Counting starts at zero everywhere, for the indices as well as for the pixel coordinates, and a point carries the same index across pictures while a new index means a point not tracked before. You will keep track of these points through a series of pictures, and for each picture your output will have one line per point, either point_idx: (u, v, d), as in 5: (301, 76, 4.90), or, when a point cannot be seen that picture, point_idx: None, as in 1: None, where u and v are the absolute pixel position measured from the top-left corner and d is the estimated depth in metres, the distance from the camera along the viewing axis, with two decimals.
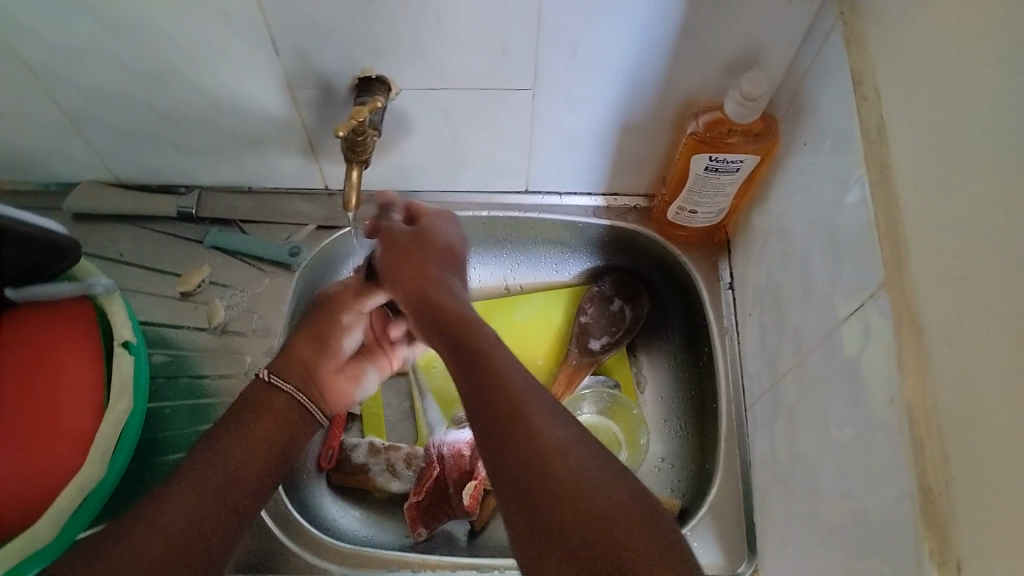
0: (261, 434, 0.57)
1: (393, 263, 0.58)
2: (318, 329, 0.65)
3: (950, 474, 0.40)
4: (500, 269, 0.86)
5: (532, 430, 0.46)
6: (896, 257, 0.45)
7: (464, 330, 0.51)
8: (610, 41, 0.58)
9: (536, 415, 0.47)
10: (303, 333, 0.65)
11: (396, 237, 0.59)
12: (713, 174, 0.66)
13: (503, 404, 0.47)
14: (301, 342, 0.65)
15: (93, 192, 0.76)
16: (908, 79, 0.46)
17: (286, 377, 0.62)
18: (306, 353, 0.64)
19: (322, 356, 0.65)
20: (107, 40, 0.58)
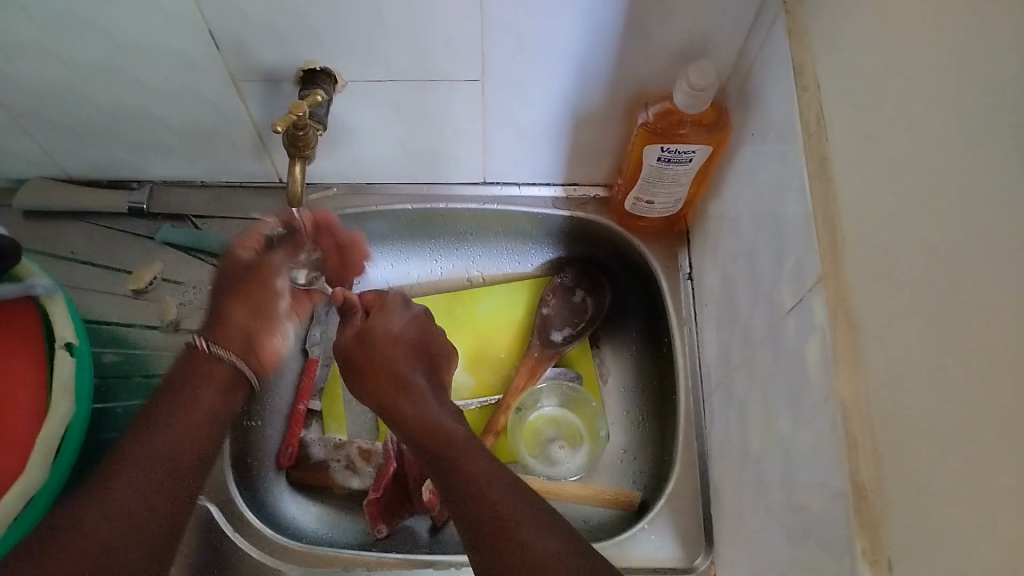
0: (204, 399, 0.57)
1: (357, 364, 0.65)
2: (250, 291, 0.61)
3: (882, 471, 0.40)
4: (461, 261, 0.85)
5: (517, 534, 0.48)
6: (834, 251, 0.45)
7: (441, 448, 0.56)
8: (556, 32, 0.57)
9: (521, 527, 0.48)
10: (238, 295, 0.61)
11: (346, 343, 0.66)
12: (666, 165, 0.65)
13: (484, 513, 0.50)
14: (239, 304, 0.61)
15: (41, 188, 0.74)
16: (848, 70, 0.45)
17: (225, 345, 0.59)
18: (242, 316, 0.61)
19: (260, 323, 0.61)
20: (42, 36, 0.57)
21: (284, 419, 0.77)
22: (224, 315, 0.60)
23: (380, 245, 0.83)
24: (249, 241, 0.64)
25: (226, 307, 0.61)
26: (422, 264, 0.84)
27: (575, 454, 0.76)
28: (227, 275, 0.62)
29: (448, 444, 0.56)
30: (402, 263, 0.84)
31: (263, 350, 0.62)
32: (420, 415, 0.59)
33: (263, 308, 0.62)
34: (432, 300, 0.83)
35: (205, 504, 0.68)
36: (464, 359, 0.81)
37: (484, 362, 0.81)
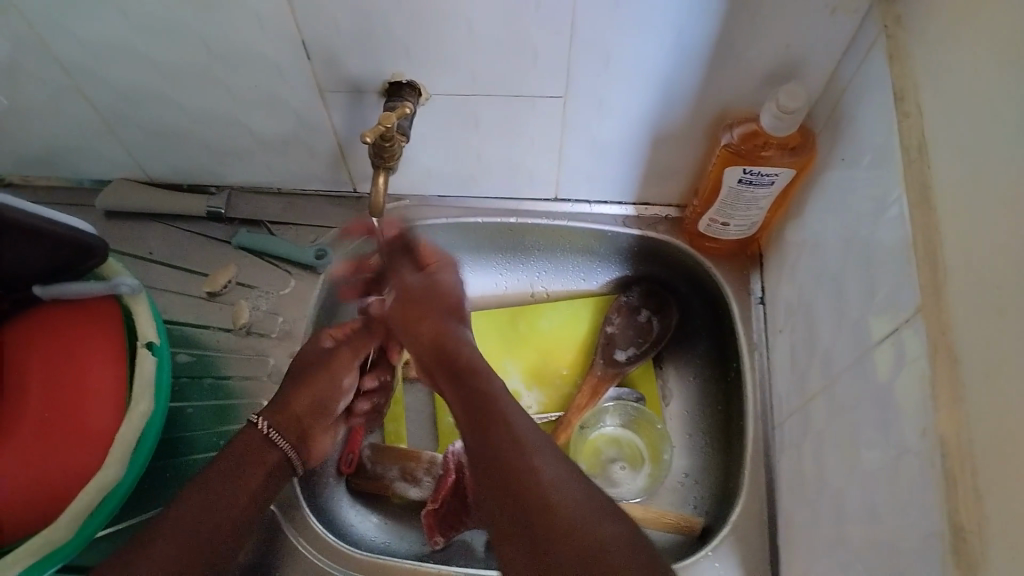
0: (252, 473, 0.59)
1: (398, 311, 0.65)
2: (318, 385, 0.65)
3: (981, 513, 0.39)
4: (527, 276, 0.85)
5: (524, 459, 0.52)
6: (934, 282, 0.44)
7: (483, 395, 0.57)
8: (643, 50, 0.57)
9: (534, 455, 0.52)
10: (305, 381, 0.65)
11: (411, 290, 0.65)
12: (747, 187, 0.64)
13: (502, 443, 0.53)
14: (297, 391, 0.65)
15: (124, 191, 0.76)
16: (955, 96, 0.44)
17: (283, 433, 0.62)
18: (303, 410, 0.64)
19: (316, 418, 0.65)
20: (139, 41, 0.58)
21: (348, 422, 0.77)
22: (289, 401, 0.64)
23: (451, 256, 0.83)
24: (337, 331, 0.68)
25: (290, 392, 0.65)
26: (488, 278, 0.85)
27: (637, 476, 0.75)
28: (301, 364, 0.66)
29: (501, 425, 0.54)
30: (470, 277, 0.85)
31: (314, 446, 0.65)
32: (470, 364, 0.59)
33: (325, 406, 0.66)
34: (498, 313, 0.83)
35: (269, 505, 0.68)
36: (527, 373, 0.81)
37: (546, 378, 0.81)
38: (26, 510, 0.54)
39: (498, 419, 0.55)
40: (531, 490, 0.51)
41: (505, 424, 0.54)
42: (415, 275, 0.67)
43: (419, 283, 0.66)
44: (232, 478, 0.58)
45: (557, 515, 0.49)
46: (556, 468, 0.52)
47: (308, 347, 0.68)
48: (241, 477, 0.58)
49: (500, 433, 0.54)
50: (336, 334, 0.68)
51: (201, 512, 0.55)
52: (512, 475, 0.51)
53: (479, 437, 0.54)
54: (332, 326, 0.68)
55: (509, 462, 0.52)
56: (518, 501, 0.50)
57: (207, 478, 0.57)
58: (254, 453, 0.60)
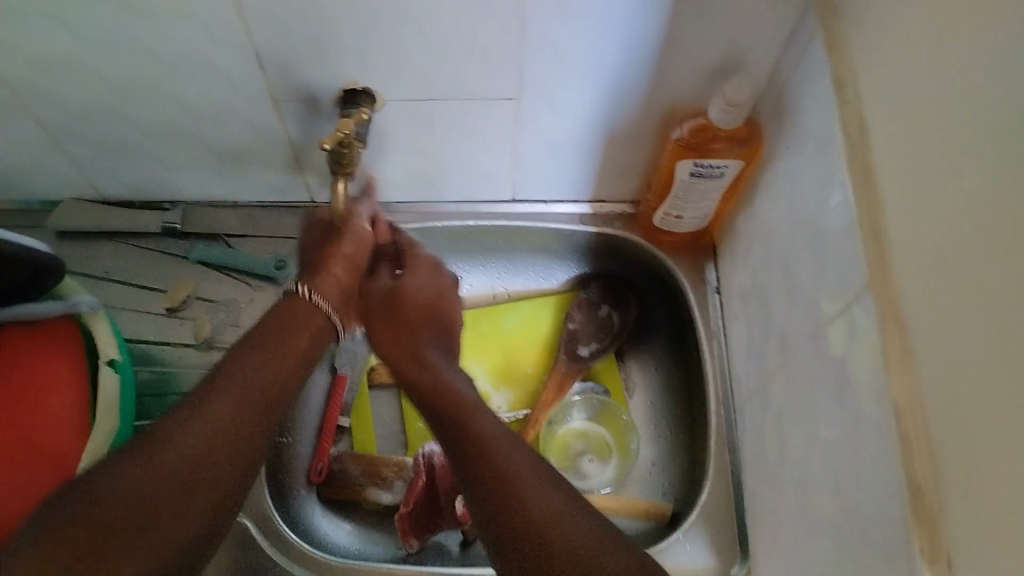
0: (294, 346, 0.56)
1: (383, 332, 0.65)
2: (346, 266, 0.62)
3: (936, 474, 0.41)
4: (487, 278, 0.85)
5: (518, 487, 0.48)
6: (881, 259, 0.46)
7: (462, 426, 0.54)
8: (594, 50, 0.58)
9: (526, 481, 0.49)
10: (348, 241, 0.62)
11: (374, 301, 0.65)
12: (699, 179, 0.66)
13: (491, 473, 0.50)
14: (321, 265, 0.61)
15: (77, 209, 0.75)
16: (890, 82, 0.47)
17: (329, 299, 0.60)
18: (342, 268, 0.62)
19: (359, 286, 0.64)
20: (86, 55, 0.57)
21: (314, 433, 0.77)
22: (330, 260, 0.61)
23: None
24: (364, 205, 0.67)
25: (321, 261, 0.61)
26: None
27: (605, 467, 0.77)
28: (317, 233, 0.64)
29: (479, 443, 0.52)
30: None
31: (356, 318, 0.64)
32: (435, 381, 0.59)
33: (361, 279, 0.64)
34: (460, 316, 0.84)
35: (242, 519, 0.68)
36: (491, 374, 0.81)
37: (511, 376, 0.81)
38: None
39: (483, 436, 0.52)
40: (526, 517, 0.47)
41: (487, 448, 0.51)
42: (388, 278, 0.66)
43: (383, 295, 0.65)
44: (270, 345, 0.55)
45: (555, 541, 0.45)
46: (553, 497, 0.48)
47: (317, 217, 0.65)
48: (279, 349, 0.55)
49: (478, 446, 0.52)
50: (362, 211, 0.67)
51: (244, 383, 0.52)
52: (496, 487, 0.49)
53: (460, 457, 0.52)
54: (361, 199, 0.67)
55: (500, 490, 0.49)
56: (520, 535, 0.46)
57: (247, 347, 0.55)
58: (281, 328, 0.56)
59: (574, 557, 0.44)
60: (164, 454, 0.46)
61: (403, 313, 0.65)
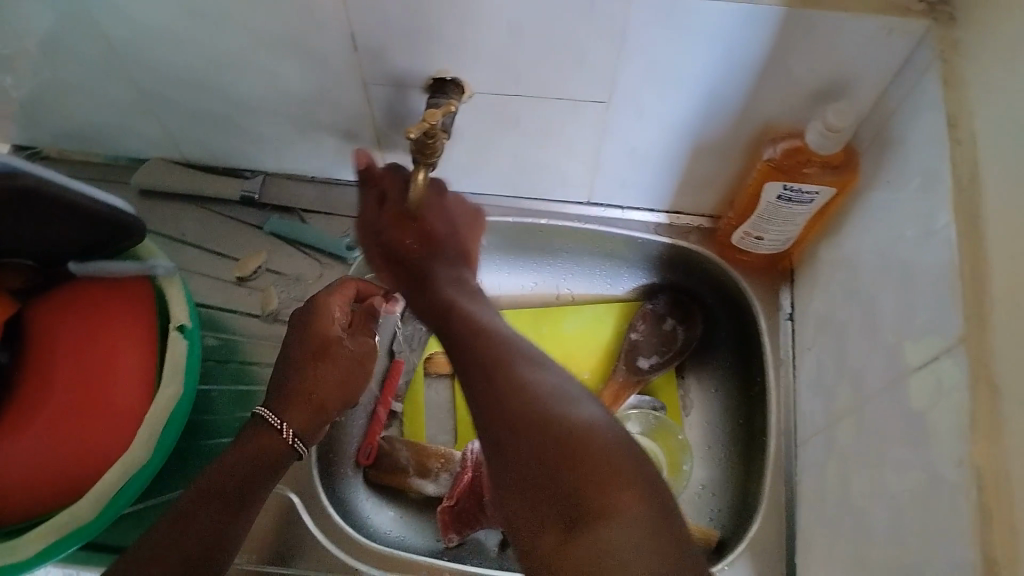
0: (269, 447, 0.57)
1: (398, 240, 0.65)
2: (334, 365, 0.60)
3: (1016, 551, 0.38)
4: (551, 278, 0.84)
5: (504, 360, 0.51)
6: (979, 313, 0.44)
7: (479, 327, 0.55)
8: (693, 62, 0.56)
9: (516, 360, 0.51)
10: (329, 369, 0.60)
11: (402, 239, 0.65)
12: (786, 204, 0.64)
13: (483, 351, 0.53)
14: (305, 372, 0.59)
15: (161, 170, 0.76)
16: (1009, 125, 0.44)
17: (295, 421, 0.58)
18: (323, 388, 0.59)
19: (336, 393, 0.60)
20: (187, 23, 0.58)
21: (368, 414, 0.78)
22: (308, 385, 0.59)
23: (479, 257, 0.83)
24: (341, 300, 0.63)
25: (301, 376, 0.59)
26: (517, 280, 0.85)
27: None
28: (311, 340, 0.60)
29: (488, 357, 0.52)
30: (498, 276, 0.84)
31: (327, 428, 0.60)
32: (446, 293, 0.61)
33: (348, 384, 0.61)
34: (519, 312, 0.83)
35: (288, 493, 0.68)
36: None
37: None
38: (53, 486, 0.55)
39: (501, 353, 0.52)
40: (506, 376, 0.50)
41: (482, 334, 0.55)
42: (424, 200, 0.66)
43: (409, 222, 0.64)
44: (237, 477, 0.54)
45: (525, 403, 0.48)
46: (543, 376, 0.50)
47: (321, 320, 0.61)
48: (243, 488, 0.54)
49: (489, 357, 0.52)
50: (343, 306, 0.63)
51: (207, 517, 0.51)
52: (500, 388, 0.49)
53: (467, 372, 0.52)
54: (337, 295, 0.63)
55: (495, 366, 0.51)
56: (499, 394, 0.49)
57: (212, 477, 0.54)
58: (254, 456, 0.56)
59: (543, 421, 0.46)
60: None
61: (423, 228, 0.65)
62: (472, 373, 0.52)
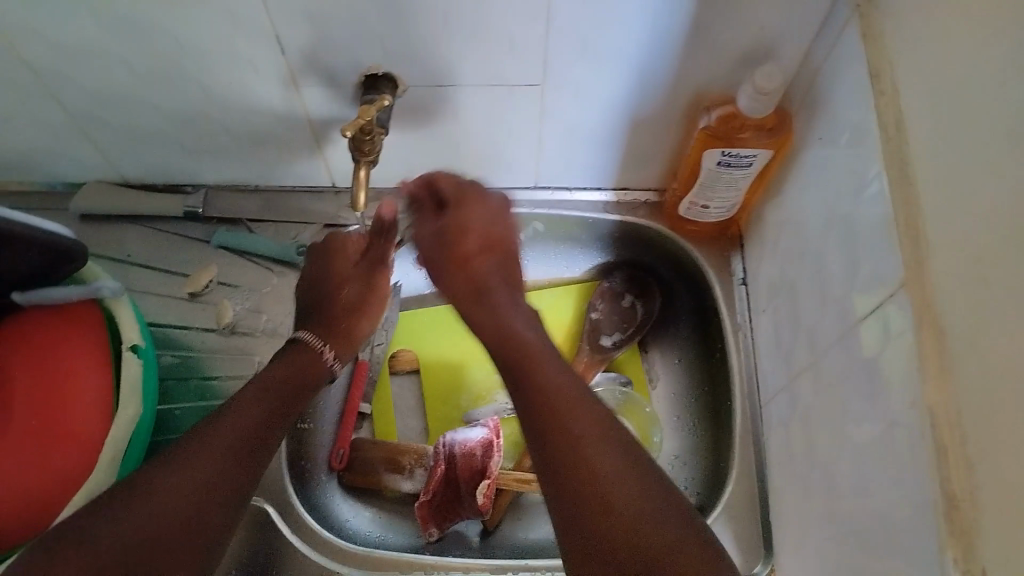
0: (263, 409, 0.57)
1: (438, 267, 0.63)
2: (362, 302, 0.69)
3: (972, 480, 0.40)
4: None
5: (583, 450, 0.47)
6: (916, 256, 0.45)
7: (542, 396, 0.50)
8: (623, 38, 0.57)
9: (588, 440, 0.48)
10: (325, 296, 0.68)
11: (424, 240, 0.64)
12: (727, 169, 0.65)
13: (554, 425, 0.49)
14: (335, 303, 0.68)
15: (100, 192, 0.75)
16: (926, 73, 0.45)
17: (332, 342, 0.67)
18: (352, 308, 0.69)
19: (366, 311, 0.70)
20: (111, 42, 0.57)
21: (335, 419, 0.78)
22: (342, 316, 0.68)
23: None
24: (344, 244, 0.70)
25: (337, 301, 0.68)
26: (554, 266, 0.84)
27: None
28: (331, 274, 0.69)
29: (570, 436, 0.48)
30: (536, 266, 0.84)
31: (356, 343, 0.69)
32: (499, 323, 0.57)
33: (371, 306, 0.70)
34: None
35: (264, 505, 0.68)
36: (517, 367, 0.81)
37: None
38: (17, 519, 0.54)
39: (565, 409, 0.49)
40: (586, 475, 0.46)
41: (549, 396, 0.50)
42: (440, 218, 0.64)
43: (432, 235, 0.64)
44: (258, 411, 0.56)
45: (613, 512, 0.45)
46: (615, 460, 0.47)
47: (339, 257, 0.70)
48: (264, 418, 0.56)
49: (563, 437, 0.48)
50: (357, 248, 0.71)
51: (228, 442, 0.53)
52: (585, 495, 0.46)
53: (534, 427, 0.50)
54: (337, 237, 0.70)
55: (565, 454, 0.47)
56: (585, 500, 0.46)
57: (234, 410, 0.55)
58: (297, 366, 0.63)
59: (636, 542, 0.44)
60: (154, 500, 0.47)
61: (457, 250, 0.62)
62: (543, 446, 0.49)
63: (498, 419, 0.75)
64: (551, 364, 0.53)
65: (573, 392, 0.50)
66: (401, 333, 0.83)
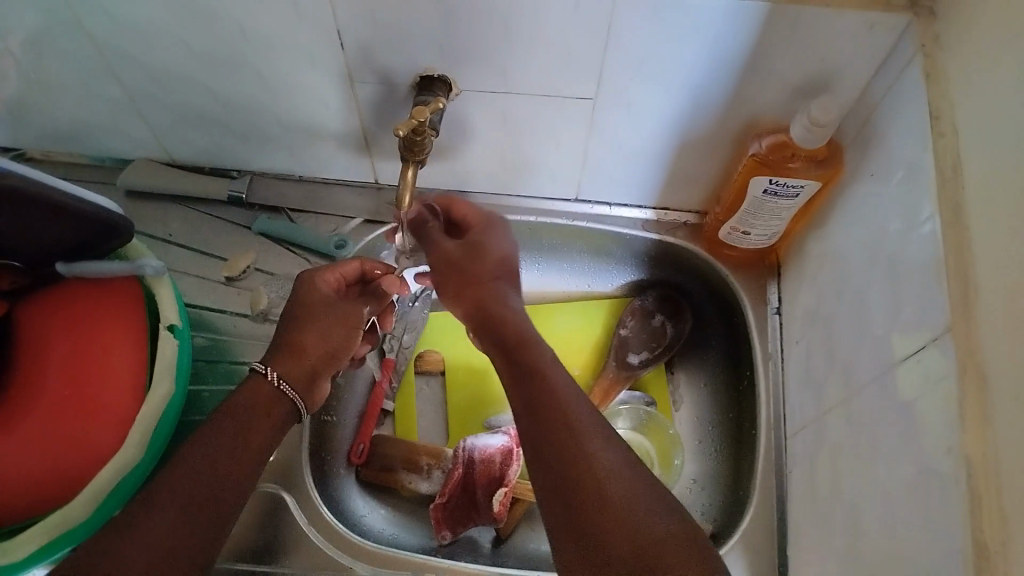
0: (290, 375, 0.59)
1: (451, 284, 0.61)
2: (332, 333, 0.62)
3: (1006, 532, 0.39)
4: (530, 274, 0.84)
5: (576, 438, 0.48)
6: (965, 301, 0.44)
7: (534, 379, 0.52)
8: (679, 58, 0.57)
9: (586, 430, 0.49)
10: (316, 324, 0.61)
11: (447, 258, 0.63)
12: (772, 197, 0.65)
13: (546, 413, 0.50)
14: (313, 338, 0.61)
15: (148, 170, 0.76)
16: (990, 118, 0.45)
17: (293, 383, 0.59)
18: (316, 352, 0.61)
19: (332, 350, 0.62)
20: (175, 25, 0.58)
21: (357, 414, 0.78)
22: (301, 344, 0.60)
23: (522, 254, 0.82)
24: (332, 277, 0.64)
25: (303, 335, 0.60)
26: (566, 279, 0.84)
27: None
28: (306, 306, 0.62)
29: (566, 430, 0.48)
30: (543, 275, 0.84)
31: (318, 395, 0.62)
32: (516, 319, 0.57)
33: (336, 355, 0.62)
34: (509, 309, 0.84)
35: (278, 491, 0.68)
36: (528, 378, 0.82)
37: None
38: (32, 494, 0.55)
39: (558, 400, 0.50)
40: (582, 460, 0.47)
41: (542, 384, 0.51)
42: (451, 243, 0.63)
43: (456, 252, 0.62)
44: (221, 440, 0.53)
45: (605, 494, 0.46)
46: (612, 455, 0.48)
47: (314, 293, 0.62)
48: (230, 446, 0.53)
49: (557, 425, 0.49)
50: (337, 280, 0.64)
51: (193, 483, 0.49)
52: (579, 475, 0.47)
53: (531, 414, 0.50)
54: (326, 270, 0.63)
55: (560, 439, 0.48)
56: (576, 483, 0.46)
57: (196, 442, 0.52)
58: (252, 406, 0.56)
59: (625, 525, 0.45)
60: (118, 561, 0.44)
61: (479, 275, 0.60)
62: (540, 452, 0.49)
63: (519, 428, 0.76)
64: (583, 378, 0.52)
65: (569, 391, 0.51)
66: (431, 333, 0.84)
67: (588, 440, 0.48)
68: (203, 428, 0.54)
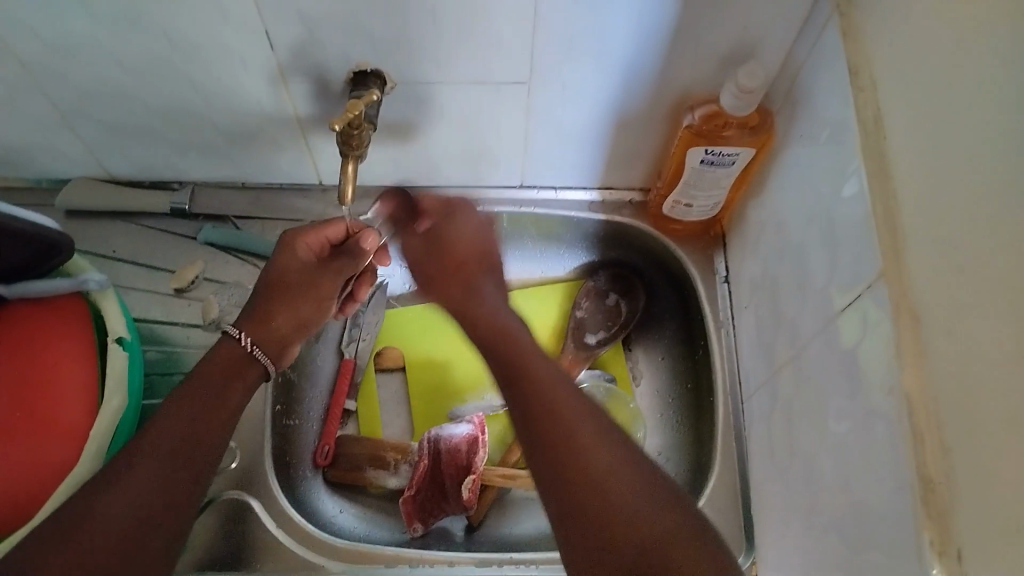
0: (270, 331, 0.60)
1: (428, 269, 0.65)
2: (303, 304, 0.62)
3: (948, 466, 0.41)
4: None
5: (571, 432, 0.48)
6: (894, 248, 0.46)
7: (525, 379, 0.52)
8: (606, 36, 0.58)
9: (582, 425, 0.48)
10: (291, 292, 0.61)
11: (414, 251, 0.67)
12: (710, 167, 0.66)
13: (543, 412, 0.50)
14: (282, 306, 0.61)
15: (86, 187, 0.75)
16: (906, 69, 0.46)
17: (263, 348, 0.59)
18: (287, 320, 0.61)
19: (307, 312, 0.62)
20: (100, 36, 0.57)
21: (321, 419, 0.78)
22: (273, 311, 0.60)
23: None
24: (313, 239, 0.63)
25: (273, 305, 0.61)
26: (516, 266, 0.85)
27: None
28: (282, 272, 0.62)
29: (562, 427, 0.48)
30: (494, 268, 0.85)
31: (288, 359, 0.62)
32: (491, 313, 0.59)
33: (307, 326, 0.63)
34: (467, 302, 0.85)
35: (246, 497, 0.68)
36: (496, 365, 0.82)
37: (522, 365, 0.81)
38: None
39: (553, 396, 0.50)
40: (579, 456, 0.47)
41: (537, 382, 0.52)
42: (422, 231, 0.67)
43: (421, 240, 0.67)
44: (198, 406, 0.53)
45: (605, 489, 0.46)
46: (607, 443, 0.48)
47: (292, 259, 0.62)
48: (205, 413, 0.53)
49: (555, 422, 0.49)
50: (313, 244, 0.63)
51: (167, 454, 0.50)
52: (575, 471, 0.47)
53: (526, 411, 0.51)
54: (308, 233, 0.62)
55: (556, 436, 0.48)
56: (575, 479, 0.46)
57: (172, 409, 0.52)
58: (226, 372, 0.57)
59: (626, 517, 0.44)
60: (86, 543, 0.45)
61: (461, 269, 0.63)
62: (542, 447, 0.49)
63: (483, 416, 0.76)
64: (535, 361, 0.53)
65: (561, 384, 0.51)
66: (388, 329, 0.84)
67: (584, 435, 0.48)
68: (180, 391, 0.54)
